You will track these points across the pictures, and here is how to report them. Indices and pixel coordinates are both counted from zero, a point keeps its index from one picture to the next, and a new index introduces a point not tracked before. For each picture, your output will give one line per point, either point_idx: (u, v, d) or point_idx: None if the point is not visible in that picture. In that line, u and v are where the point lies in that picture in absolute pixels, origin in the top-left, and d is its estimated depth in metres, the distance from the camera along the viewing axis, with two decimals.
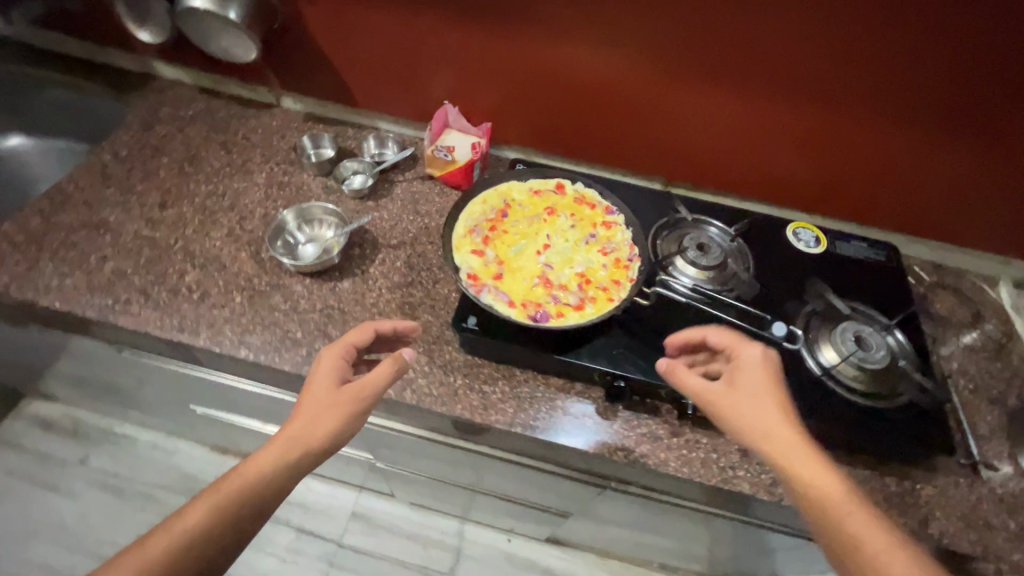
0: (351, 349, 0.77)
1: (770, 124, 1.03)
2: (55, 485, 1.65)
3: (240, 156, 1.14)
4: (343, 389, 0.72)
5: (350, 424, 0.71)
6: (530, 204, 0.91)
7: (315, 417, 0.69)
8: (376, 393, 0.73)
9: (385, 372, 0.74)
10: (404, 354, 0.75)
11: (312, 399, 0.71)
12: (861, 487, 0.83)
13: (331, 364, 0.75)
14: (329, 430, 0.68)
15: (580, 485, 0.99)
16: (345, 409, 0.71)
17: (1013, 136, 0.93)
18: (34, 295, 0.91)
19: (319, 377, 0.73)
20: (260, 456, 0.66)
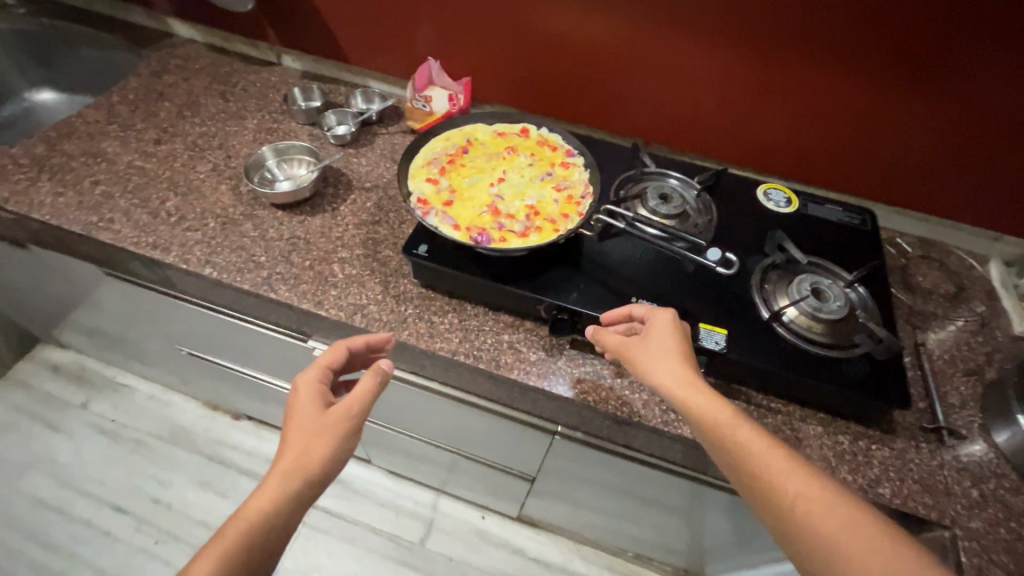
0: (327, 372, 0.77)
1: (745, 80, 1.00)
2: (56, 425, 1.74)
3: (237, 104, 1.21)
4: (329, 413, 0.72)
5: (345, 443, 0.71)
6: (492, 144, 0.94)
7: (307, 445, 0.69)
8: (363, 408, 0.73)
9: (369, 386, 0.74)
10: (383, 363, 0.75)
11: (298, 427, 0.71)
12: (810, 442, 0.80)
13: (310, 391, 0.74)
14: (325, 455, 0.69)
15: (530, 433, 0.98)
16: (336, 430, 0.71)
17: (1001, 89, 0.87)
18: (28, 208, 0.98)
19: (301, 406, 0.73)
20: (259, 497, 0.66)
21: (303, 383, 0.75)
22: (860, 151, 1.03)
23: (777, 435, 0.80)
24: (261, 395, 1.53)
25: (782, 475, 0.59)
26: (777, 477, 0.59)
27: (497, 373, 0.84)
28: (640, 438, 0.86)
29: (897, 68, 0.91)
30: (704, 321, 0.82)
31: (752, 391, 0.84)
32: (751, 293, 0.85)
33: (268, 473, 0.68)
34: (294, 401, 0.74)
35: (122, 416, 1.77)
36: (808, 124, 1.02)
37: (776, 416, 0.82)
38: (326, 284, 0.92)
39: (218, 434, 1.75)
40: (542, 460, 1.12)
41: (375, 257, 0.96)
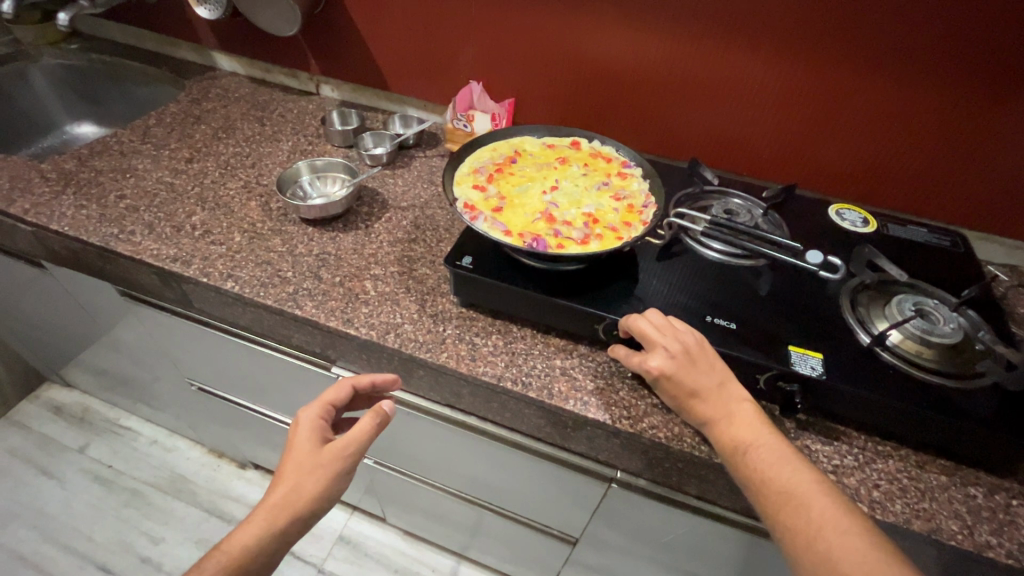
0: (329, 410, 0.72)
1: (800, 91, 0.93)
2: (49, 469, 1.61)
3: (273, 128, 1.19)
4: (323, 451, 0.67)
5: (334, 486, 0.67)
6: (542, 155, 0.87)
7: (296, 482, 0.65)
8: (358, 452, 0.68)
9: (365, 429, 0.69)
10: (383, 406, 0.70)
11: (291, 462, 0.67)
12: (935, 494, 0.66)
13: (309, 427, 0.70)
14: (314, 495, 0.65)
15: (582, 480, 0.84)
16: (328, 470, 0.66)
17: None
18: (48, 219, 0.93)
19: (298, 441, 0.68)
20: (243, 530, 0.64)
21: (303, 419, 0.71)
22: (931, 169, 0.94)
23: (893, 484, 0.66)
24: (269, 439, 1.41)
25: (796, 495, 0.56)
26: (810, 511, 0.55)
27: (549, 402, 0.72)
28: (719, 487, 0.72)
29: (997, 71, 0.82)
30: (794, 344, 0.70)
31: (853, 431, 0.71)
32: (841, 313, 0.75)
33: (256, 507, 0.65)
34: (292, 436, 0.70)
35: (120, 462, 1.64)
36: (892, 141, 0.93)
37: (888, 462, 0.68)
38: (356, 301, 0.83)
39: (221, 484, 1.61)
40: (587, 521, 0.97)
41: (411, 275, 0.88)
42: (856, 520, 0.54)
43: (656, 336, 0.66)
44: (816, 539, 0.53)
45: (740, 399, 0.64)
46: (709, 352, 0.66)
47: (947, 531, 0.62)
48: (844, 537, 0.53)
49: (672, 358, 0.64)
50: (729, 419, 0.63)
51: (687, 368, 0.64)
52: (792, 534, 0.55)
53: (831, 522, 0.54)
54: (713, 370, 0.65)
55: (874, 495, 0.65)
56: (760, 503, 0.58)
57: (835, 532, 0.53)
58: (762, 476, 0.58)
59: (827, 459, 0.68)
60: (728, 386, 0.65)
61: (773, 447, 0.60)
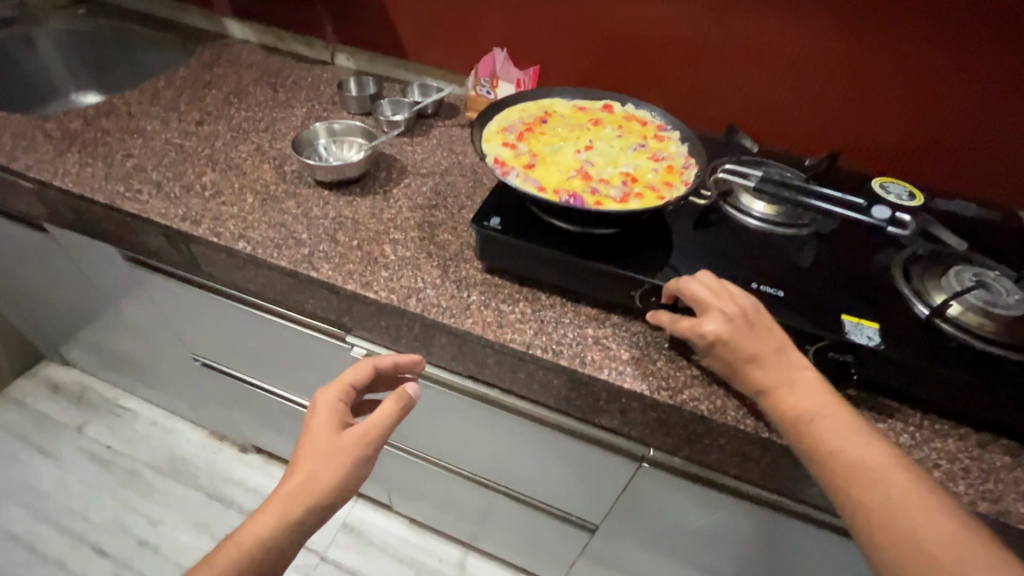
0: (350, 391, 0.68)
1: (841, 57, 0.87)
2: (45, 449, 1.56)
3: (286, 94, 1.15)
4: (344, 435, 0.63)
5: (356, 472, 0.63)
6: (573, 116, 0.83)
7: (316, 469, 0.61)
8: (380, 437, 0.64)
9: (388, 413, 0.65)
10: (408, 388, 0.65)
11: (311, 447, 0.63)
12: (1000, 475, 0.61)
13: (329, 410, 0.65)
14: (335, 482, 0.61)
15: (610, 460, 0.79)
16: (349, 456, 0.62)
17: None
18: (51, 176, 0.88)
19: (318, 425, 0.64)
20: (259, 522, 0.59)
21: (322, 401, 0.66)
22: (985, 141, 0.87)
23: (954, 464, 0.62)
24: (274, 422, 1.36)
25: (872, 469, 0.51)
26: (888, 486, 0.50)
27: (581, 371, 0.68)
28: (763, 466, 0.67)
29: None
30: (848, 312, 0.66)
31: (907, 408, 0.66)
32: (894, 285, 0.70)
33: (272, 496, 0.61)
34: (310, 419, 0.65)
35: (119, 443, 1.59)
36: (950, 107, 0.86)
37: (947, 441, 0.64)
38: (375, 265, 0.78)
39: (221, 468, 1.56)
40: (609, 507, 0.92)
41: (433, 240, 0.83)
42: (938, 498, 0.49)
43: (710, 299, 0.62)
44: (898, 516, 0.48)
45: (801, 367, 0.59)
46: (767, 317, 0.62)
47: (1016, 513, 0.58)
48: (929, 516, 0.48)
49: (729, 322, 0.60)
50: (790, 385, 0.58)
51: (744, 332, 0.60)
52: (868, 510, 0.50)
53: (913, 500, 0.49)
54: (772, 336, 0.60)
55: (934, 475, 0.61)
56: (827, 479, 0.53)
57: (919, 508, 0.48)
58: (830, 449, 0.54)
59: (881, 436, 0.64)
60: (787, 353, 0.60)
61: (840, 418, 0.56)
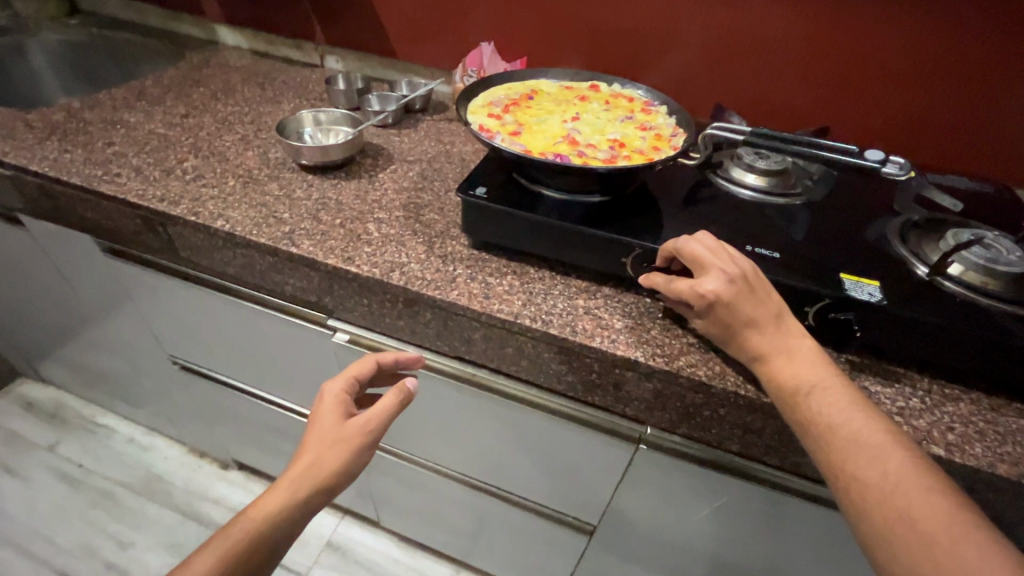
0: (353, 385, 0.65)
1: (822, 39, 0.89)
2: (14, 469, 1.48)
3: (274, 92, 1.15)
4: (347, 425, 0.60)
5: (356, 464, 0.59)
6: (560, 94, 0.83)
7: (317, 457, 0.57)
8: (381, 429, 0.61)
9: (388, 405, 0.62)
10: (408, 382, 0.63)
11: (314, 436, 0.59)
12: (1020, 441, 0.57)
13: (333, 401, 0.62)
14: (335, 472, 0.57)
15: (606, 444, 0.75)
16: (352, 445, 0.59)
17: None
18: (28, 161, 0.86)
19: (321, 415, 0.61)
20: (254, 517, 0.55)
21: (326, 395, 0.63)
22: (969, 116, 0.87)
23: (968, 427, 0.58)
24: (255, 433, 1.30)
25: (868, 445, 0.49)
26: (885, 459, 0.48)
27: (573, 340, 0.64)
28: (767, 439, 0.63)
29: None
30: (846, 273, 0.64)
31: (915, 374, 0.63)
32: (892, 248, 0.68)
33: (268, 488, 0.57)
34: (313, 412, 0.62)
35: (92, 461, 1.52)
36: (932, 76, 0.86)
37: (959, 405, 0.60)
38: (358, 241, 0.76)
39: (200, 486, 1.48)
40: (607, 504, 0.86)
41: (418, 219, 0.81)
42: (937, 477, 0.46)
43: (711, 260, 0.59)
44: (892, 495, 0.46)
45: (798, 335, 0.57)
46: (765, 281, 0.59)
47: None
48: (927, 496, 0.45)
49: (730, 282, 0.57)
50: (787, 355, 0.55)
51: (743, 294, 0.57)
52: (862, 487, 0.47)
53: (910, 479, 0.46)
54: (772, 301, 0.57)
55: (949, 438, 0.57)
56: (822, 454, 0.51)
57: (915, 488, 0.45)
58: (829, 423, 0.51)
59: (889, 400, 0.60)
60: (785, 320, 0.57)
61: (839, 391, 0.53)
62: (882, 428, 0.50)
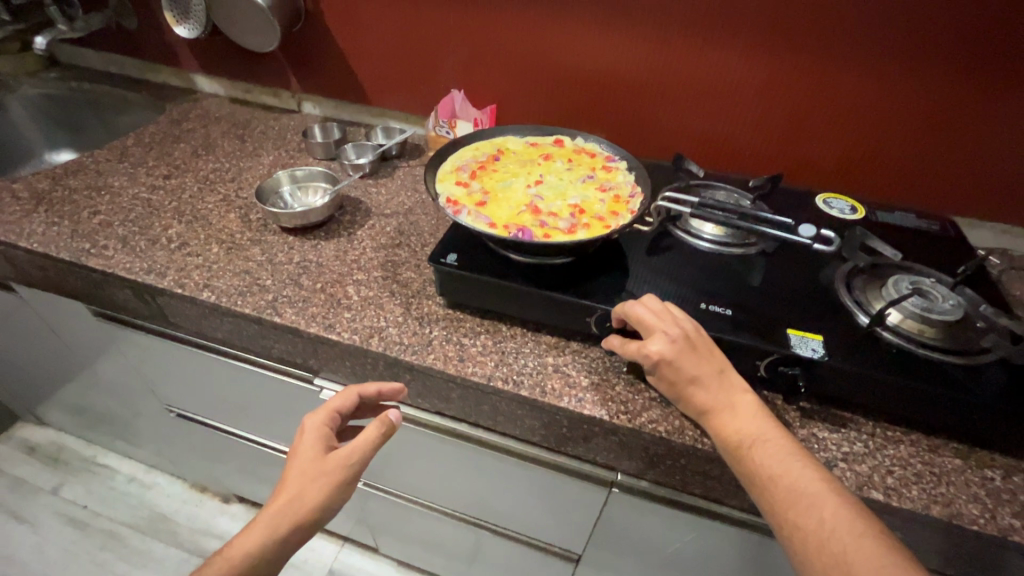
0: (335, 417, 0.68)
1: (771, 83, 0.93)
2: (21, 514, 1.52)
3: (254, 145, 1.18)
4: (328, 458, 0.64)
5: (339, 495, 0.63)
6: (525, 152, 0.86)
7: (300, 490, 0.62)
8: (363, 461, 0.65)
9: (369, 438, 0.65)
10: (390, 414, 0.66)
11: (296, 470, 0.63)
12: (953, 480, 0.63)
13: (315, 434, 0.66)
14: (318, 504, 0.62)
15: (582, 487, 0.80)
16: (334, 478, 0.63)
17: None
18: (17, 237, 0.89)
19: (303, 448, 0.65)
20: (240, 545, 0.60)
21: (309, 425, 0.67)
22: (910, 153, 0.93)
23: (907, 469, 0.63)
24: (254, 468, 1.34)
25: (807, 494, 0.53)
26: (824, 507, 0.52)
27: (542, 401, 0.69)
28: (725, 484, 0.68)
29: (976, 27, 0.79)
30: (793, 327, 0.68)
31: (860, 417, 0.68)
32: (838, 296, 0.73)
33: (255, 517, 0.62)
34: (297, 443, 0.66)
35: (96, 502, 1.56)
36: (875, 117, 0.91)
37: (899, 447, 0.65)
38: (338, 306, 0.80)
39: (203, 521, 1.53)
40: (587, 536, 0.91)
41: (395, 279, 0.85)
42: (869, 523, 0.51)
43: (654, 322, 0.63)
44: (829, 540, 0.50)
45: (741, 390, 0.61)
46: (706, 339, 0.64)
47: (967, 515, 0.59)
48: (860, 541, 0.50)
49: (673, 343, 0.61)
50: (731, 409, 0.60)
51: (686, 353, 0.61)
52: (804, 535, 0.52)
53: (844, 526, 0.51)
54: (712, 358, 0.62)
55: (888, 481, 0.62)
56: (765, 502, 0.55)
57: (849, 535, 0.50)
58: (770, 475, 0.55)
59: (835, 446, 0.65)
60: (727, 374, 0.62)
61: (779, 442, 0.58)
62: (819, 474, 0.55)
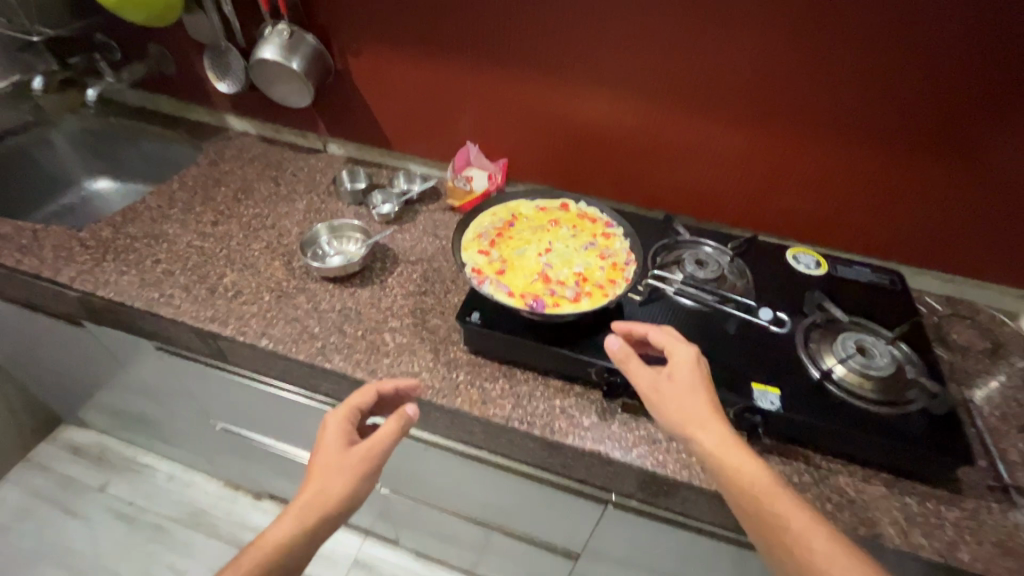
0: (355, 413, 0.80)
1: (751, 149, 1.06)
2: (74, 510, 1.69)
3: (288, 188, 1.30)
4: (353, 451, 0.75)
5: (364, 482, 0.74)
6: (536, 217, 1.02)
7: (328, 480, 0.72)
8: (384, 450, 0.77)
9: (390, 430, 0.77)
10: (408, 409, 0.78)
11: (323, 463, 0.74)
12: (879, 505, 0.78)
13: (338, 429, 0.78)
14: (345, 491, 0.73)
15: (582, 502, 0.96)
16: (359, 467, 0.74)
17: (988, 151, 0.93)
18: (93, 286, 1.03)
19: (328, 442, 0.76)
20: (274, 532, 0.69)
21: (333, 422, 0.79)
22: (869, 211, 1.07)
23: (843, 497, 0.79)
24: (289, 471, 1.51)
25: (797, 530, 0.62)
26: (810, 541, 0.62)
27: (551, 439, 0.84)
28: (699, 505, 0.84)
29: (921, 117, 0.93)
30: (757, 380, 0.83)
31: (810, 452, 0.84)
32: (796, 350, 0.88)
33: (287, 507, 0.71)
34: (322, 438, 0.77)
35: (141, 498, 1.72)
36: (839, 181, 1.05)
37: (839, 478, 0.81)
38: (378, 353, 0.94)
39: (239, 515, 1.70)
40: (586, 539, 1.07)
41: (424, 325, 1.00)
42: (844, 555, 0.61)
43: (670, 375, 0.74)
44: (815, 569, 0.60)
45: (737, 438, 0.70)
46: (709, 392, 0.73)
47: (886, 535, 0.75)
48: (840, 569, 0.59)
49: None
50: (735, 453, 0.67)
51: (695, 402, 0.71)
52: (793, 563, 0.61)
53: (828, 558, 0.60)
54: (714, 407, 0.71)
55: (827, 507, 0.78)
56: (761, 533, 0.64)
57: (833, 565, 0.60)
58: (763, 507, 0.64)
59: (787, 477, 0.81)
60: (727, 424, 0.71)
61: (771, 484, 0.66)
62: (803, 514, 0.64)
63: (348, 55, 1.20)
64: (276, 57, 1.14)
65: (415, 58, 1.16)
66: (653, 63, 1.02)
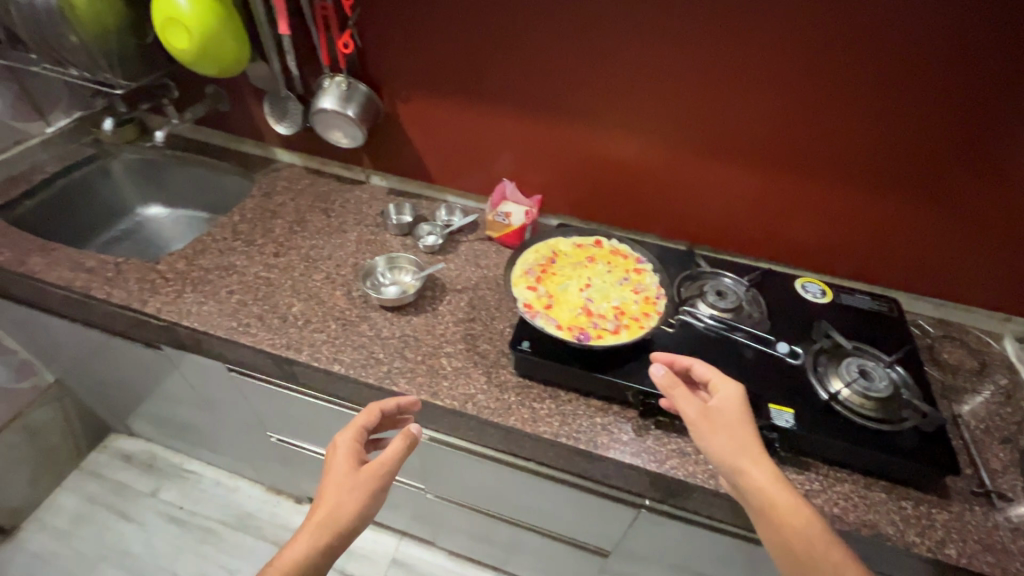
0: (361, 433, 0.91)
1: (760, 189, 1.19)
2: (128, 514, 1.81)
3: (338, 219, 1.42)
4: (363, 469, 0.85)
5: (374, 496, 0.85)
6: (574, 254, 1.17)
7: (339, 498, 0.82)
8: (390, 467, 0.87)
9: (396, 449, 0.87)
10: (412, 429, 0.89)
11: (333, 483, 0.84)
12: (878, 508, 0.91)
13: (347, 450, 0.88)
14: (358, 506, 0.82)
15: (617, 507, 1.08)
16: (369, 484, 0.84)
17: (970, 196, 1.06)
18: (177, 316, 1.15)
19: (338, 463, 0.86)
20: (293, 549, 0.78)
21: (341, 443, 0.89)
22: (866, 245, 1.20)
23: (848, 501, 0.91)
24: None
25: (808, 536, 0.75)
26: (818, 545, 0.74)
27: (595, 452, 0.96)
28: (723, 509, 0.97)
29: (913, 167, 1.06)
30: (773, 401, 0.96)
31: (819, 463, 0.96)
32: (806, 373, 1.01)
33: (303, 526, 0.80)
34: (332, 459, 0.87)
35: (190, 503, 1.84)
36: (840, 218, 1.18)
37: (844, 485, 0.94)
38: (437, 376, 1.07)
39: (283, 518, 1.82)
40: (617, 540, 1.20)
41: (476, 350, 1.12)
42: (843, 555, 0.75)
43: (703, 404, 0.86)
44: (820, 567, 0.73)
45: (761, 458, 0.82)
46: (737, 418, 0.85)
47: (884, 533, 0.88)
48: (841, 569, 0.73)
49: None
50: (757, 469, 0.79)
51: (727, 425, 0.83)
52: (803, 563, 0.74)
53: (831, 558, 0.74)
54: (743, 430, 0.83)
55: (834, 510, 0.90)
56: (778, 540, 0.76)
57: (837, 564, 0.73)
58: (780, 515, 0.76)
59: (800, 485, 0.93)
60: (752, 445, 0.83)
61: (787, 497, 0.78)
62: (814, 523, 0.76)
63: (398, 100, 1.32)
64: (334, 105, 1.27)
65: (458, 106, 1.29)
66: (674, 116, 1.15)
